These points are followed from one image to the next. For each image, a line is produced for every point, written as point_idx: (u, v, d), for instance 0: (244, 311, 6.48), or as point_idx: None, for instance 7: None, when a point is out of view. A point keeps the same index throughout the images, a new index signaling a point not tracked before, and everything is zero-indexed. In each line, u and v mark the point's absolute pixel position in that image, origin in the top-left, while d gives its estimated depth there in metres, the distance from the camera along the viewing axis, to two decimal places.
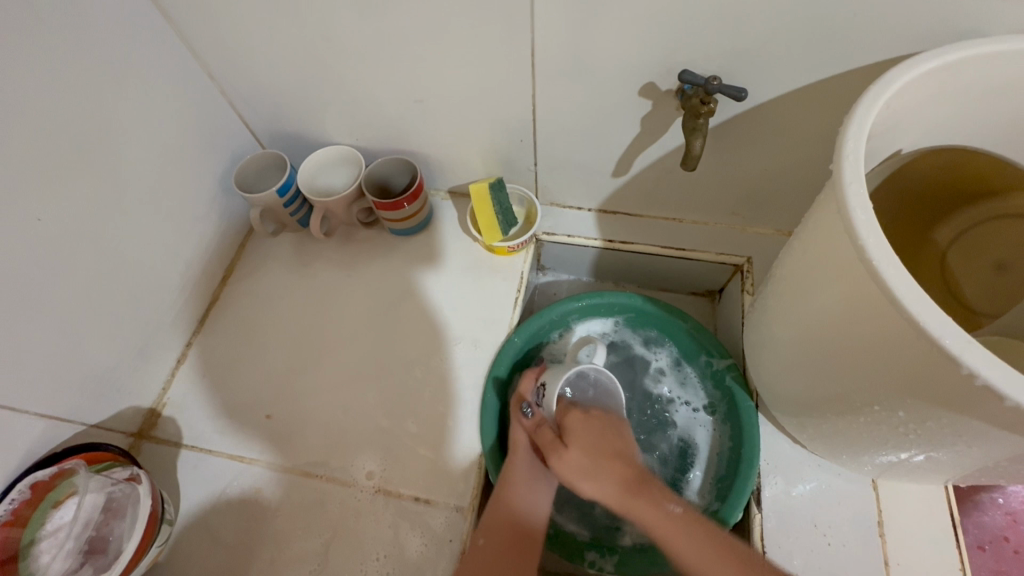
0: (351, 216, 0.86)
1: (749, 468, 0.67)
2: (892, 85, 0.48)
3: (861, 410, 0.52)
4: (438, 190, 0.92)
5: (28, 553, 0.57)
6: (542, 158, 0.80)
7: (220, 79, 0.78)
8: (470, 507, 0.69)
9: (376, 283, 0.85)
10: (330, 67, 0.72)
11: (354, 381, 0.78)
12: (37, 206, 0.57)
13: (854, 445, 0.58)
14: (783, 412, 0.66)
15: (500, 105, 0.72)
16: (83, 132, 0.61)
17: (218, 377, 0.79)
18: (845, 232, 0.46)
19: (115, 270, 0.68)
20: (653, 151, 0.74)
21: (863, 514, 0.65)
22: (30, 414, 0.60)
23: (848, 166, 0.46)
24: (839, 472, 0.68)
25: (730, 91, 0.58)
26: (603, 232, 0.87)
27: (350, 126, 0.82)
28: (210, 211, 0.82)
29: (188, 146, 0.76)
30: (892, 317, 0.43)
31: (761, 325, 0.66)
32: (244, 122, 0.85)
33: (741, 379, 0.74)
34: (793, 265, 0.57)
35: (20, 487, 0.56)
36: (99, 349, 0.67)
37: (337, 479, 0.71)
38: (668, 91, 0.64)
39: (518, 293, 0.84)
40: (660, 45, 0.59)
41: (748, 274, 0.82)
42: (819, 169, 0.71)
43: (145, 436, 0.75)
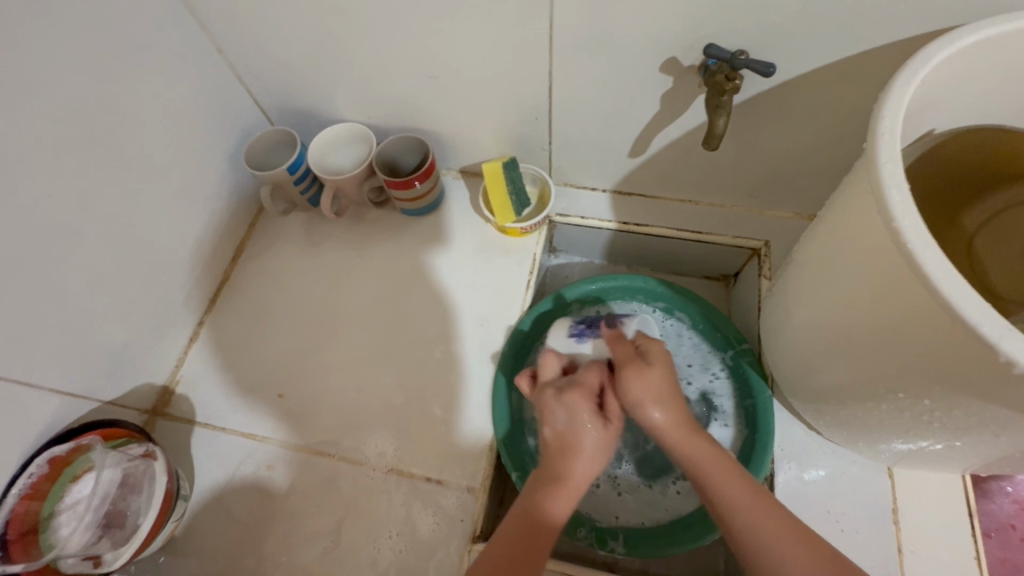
0: (361, 194, 0.85)
1: (764, 452, 0.67)
2: (930, 60, 0.46)
3: (883, 398, 0.51)
4: (450, 170, 0.90)
5: (47, 525, 0.58)
6: (557, 137, 0.78)
7: (228, 54, 0.76)
8: (481, 488, 0.69)
9: (387, 263, 0.84)
10: (341, 41, 0.70)
11: (365, 361, 0.78)
12: (46, 181, 0.56)
13: (873, 432, 0.57)
14: (799, 398, 0.65)
15: (516, 82, 0.70)
16: (93, 107, 0.60)
17: (230, 356, 0.79)
18: (878, 214, 0.44)
19: (127, 248, 0.67)
20: (673, 130, 0.72)
21: (877, 501, 0.65)
22: (46, 390, 0.60)
23: (884, 144, 0.44)
24: (853, 459, 0.67)
25: (757, 67, 0.55)
26: (618, 213, 0.86)
27: (361, 103, 0.80)
28: (220, 189, 0.81)
29: (197, 122, 0.74)
30: (927, 302, 0.41)
31: (781, 310, 0.65)
32: (254, 98, 0.83)
33: (756, 365, 0.73)
34: (818, 247, 0.55)
35: (37, 461, 0.57)
36: (112, 326, 0.67)
37: (349, 458, 0.72)
38: (690, 67, 0.62)
39: (530, 274, 0.82)
40: (684, 19, 0.57)
41: (766, 258, 0.80)
42: (844, 150, 0.69)
43: (159, 413, 0.76)
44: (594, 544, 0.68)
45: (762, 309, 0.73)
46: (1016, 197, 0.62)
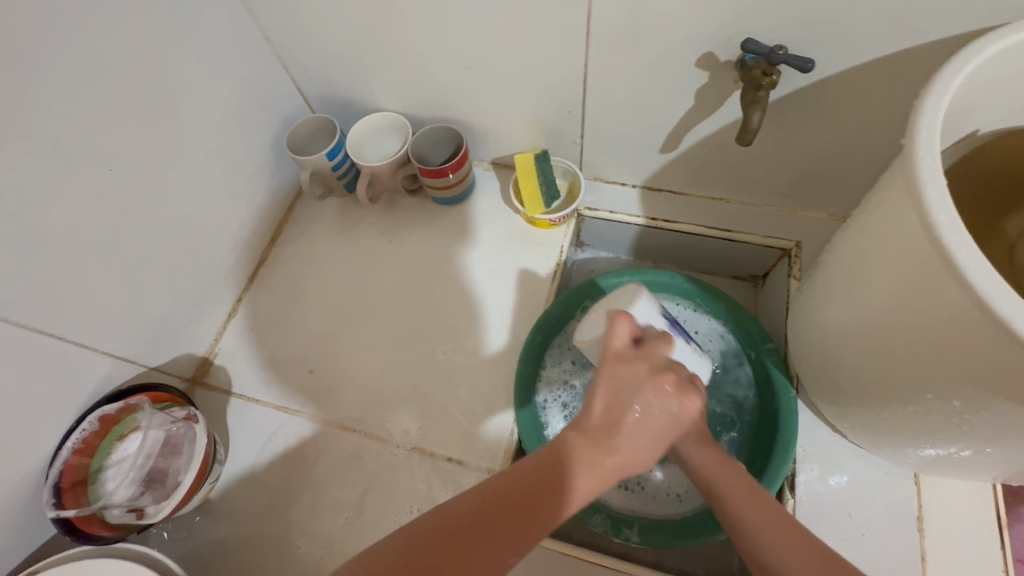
0: (395, 182, 0.88)
1: (785, 452, 0.66)
2: (974, 57, 0.45)
3: (912, 398, 0.51)
4: (481, 161, 0.92)
5: (96, 478, 0.63)
6: (589, 130, 0.79)
7: (275, 42, 0.79)
8: (501, 471, 0.71)
9: (418, 250, 0.87)
10: (382, 31, 0.72)
11: (393, 342, 0.80)
12: (107, 157, 0.60)
13: (900, 435, 0.57)
14: (825, 400, 0.65)
15: (550, 74, 0.71)
16: (151, 89, 0.64)
17: (265, 332, 0.83)
18: (913, 210, 0.44)
19: (176, 224, 0.71)
20: (706, 126, 0.72)
21: (901, 509, 0.64)
22: (98, 353, 0.65)
23: (922, 140, 0.43)
24: (879, 464, 0.66)
25: (795, 62, 0.54)
26: (647, 209, 0.86)
27: (398, 93, 0.83)
28: (262, 172, 0.85)
29: (243, 107, 0.78)
30: (959, 299, 0.41)
31: (811, 310, 0.64)
32: (297, 86, 0.87)
33: (781, 365, 0.72)
34: (850, 245, 0.55)
35: (89, 418, 0.61)
36: (159, 297, 0.71)
37: (374, 434, 0.74)
38: (727, 62, 0.62)
39: (557, 266, 0.84)
40: (721, 14, 0.57)
41: (796, 260, 0.79)
42: (881, 151, 0.68)
43: (198, 382, 0.79)
44: (609, 531, 0.68)
45: (791, 310, 0.72)
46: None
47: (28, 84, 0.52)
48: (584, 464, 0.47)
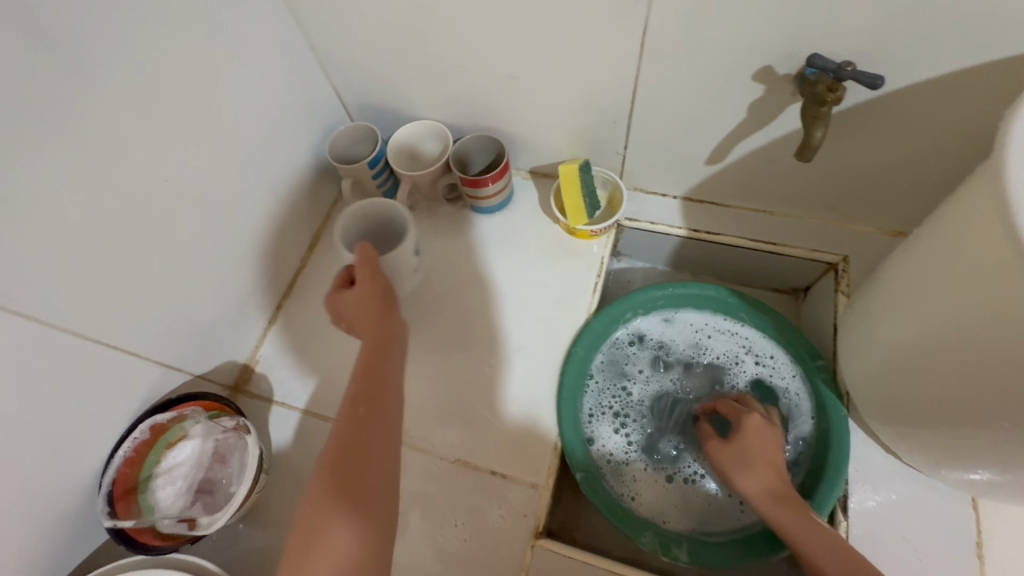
0: (435, 191, 0.88)
1: (837, 473, 0.65)
2: None
3: (988, 425, 0.49)
4: (520, 169, 0.92)
5: (146, 487, 0.63)
6: (633, 141, 0.78)
7: (319, 50, 0.79)
8: (546, 485, 0.70)
9: (456, 259, 0.86)
10: (428, 40, 0.72)
11: (434, 352, 0.80)
12: (161, 167, 0.61)
13: (964, 460, 0.55)
14: (879, 422, 0.63)
15: (597, 85, 0.71)
16: (201, 98, 0.64)
17: (305, 340, 0.83)
18: (1007, 236, 0.43)
19: (222, 232, 0.72)
20: (756, 139, 0.71)
21: (959, 534, 0.62)
22: (148, 361, 0.65)
23: (1015, 163, 0.42)
24: (935, 487, 0.64)
25: (865, 79, 0.53)
26: (688, 220, 0.85)
27: (440, 102, 0.82)
28: (304, 180, 0.85)
29: (287, 115, 0.78)
30: None
31: (867, 329, 0.63)
32: (338, 94, 0.87)
33: (831, 382, 0.71)
34: (928, 267, 0.54)
35: (142, 427, 0.61)
36: (204, 305, 0.71)
37: (416, 446, 0.74)
38: (785, 75, 0.61)
39: (597, 277, 0.83)
40: (782, 28, 0.56)
41: (844, 274, 0.78)
42: (940, 166, 0.66)
43: (240, 389, 0.80)
44: (658, 550, 0.67)
45: (842, 327, 0.71)
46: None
47: (88, 94, 0.52)
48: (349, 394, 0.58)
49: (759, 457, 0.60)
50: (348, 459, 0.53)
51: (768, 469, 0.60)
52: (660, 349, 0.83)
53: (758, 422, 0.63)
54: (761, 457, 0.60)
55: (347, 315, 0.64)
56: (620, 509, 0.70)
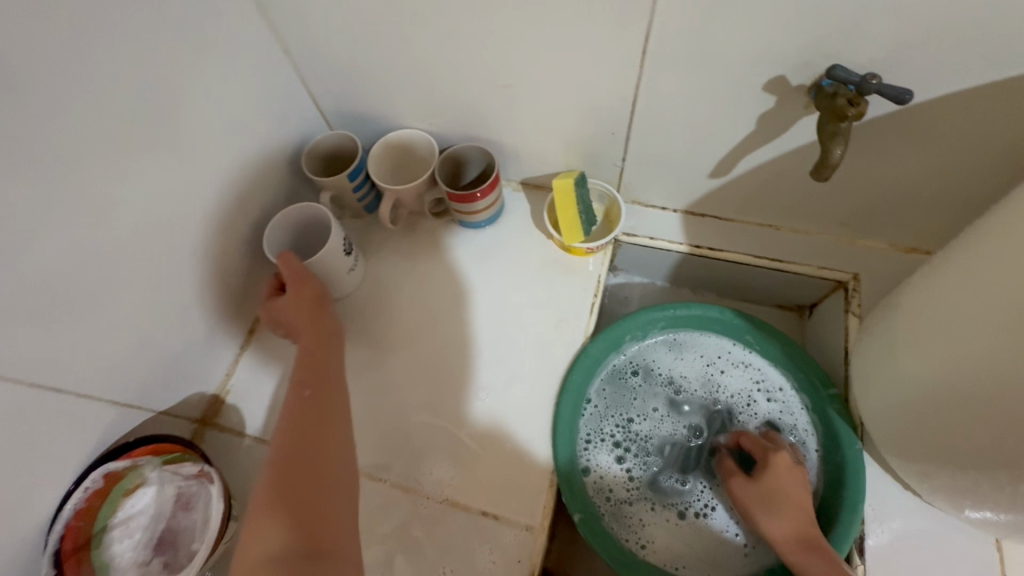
0: (421, 205, 0.82)
1: (853, 512, 0.61)
2: None
3: (1022, 475, 0.45)
4: (511, 181, 0.86)
5: (100, 541, 0.57)
6: (632, 153, 0.73)
7: (294, 55, 0.73)
8: (542, 527, 0.65)
9: (443, 278, 0.81)
10: (412, 45, 0.66)
11: (421, 380, 0.74)
12: (113, 188, 0.54)
13: (995, 506, 0.51)
14: (902, 459, 0.59)
15: (596, 94, 0.65)
16: (161, 110, 0.58)
17: (280, 368, 0.77)
18: None
19: (187, 256, 0.65)
20: (766, 152, 0.66)
21: (983, 574, 0.58)
22: (103, 402, 0.59)
23: None
24: (957, 526, 0.61)
25: (891, 92, 0.48)
26: (690, 235, 0.80)
27: (426, 110, 0.77)
28: (278, 194, 0.79)
29: (258, 126, 0.72)
30: None
31: (888, 361, 0.59)
32: (314, 101, 0.81)
33: (845, 413, 0.67)
34: (963, 298, 0.49)
35: (93, 476, 0.55)
36: (168, 336, 0.65)
37: (400, 485, 0.68)
38: (800, 86, 0.56)
39: (594, 297, 0.78)
40: (801, 36, 0.51)
41: (855, 294, 0.74)
42: (964, 182, 0.62)
43: (209, 423, 0.73)
44: None
45: (856, 353, 0.67)
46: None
47: (25, 109, 0.45)
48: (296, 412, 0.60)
49: (785, 499, 0.60)
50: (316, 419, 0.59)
51: (796, 513, 0.59)
52: (672, 385, 0.77)
53: (787, 461, 0.63)
54: (787, 498, 0.60)
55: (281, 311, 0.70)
56: (621, 552, 0.65)
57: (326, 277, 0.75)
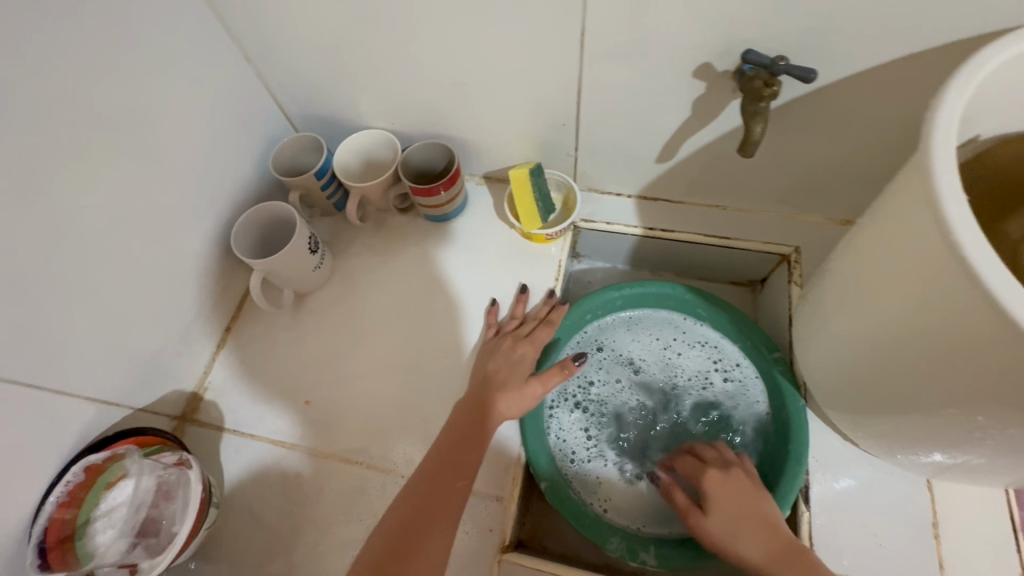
0: (386, 201, 0.85)
1: (798, 464, 0.66)
2: (990, 60, 0.44)
3: (930, 411, 0.49)
4: (473, 175, 0.90)
5: (83, 532, 0.59)
6: (583, 142, 0.77)
7: (255, 61, 0.76)
8: (511, 497, 0.68)
9: (411, 270, 0.85)
10: (367, 48, 0.70)
11: (393, 367, 0.78)
12: (82, 192, 0.57)
13: (915, 445, 0.56)
14: (836, 410, 0.63)
15: (544, 88, 0.70)
16: (126, 117, 0.60)
17: (257, 362, 0.80)
18: (931, 226, 0.43)
19: (159, 257, 0.68)
20: (704, 135, 0.71)
21: (916, 515, 0.63)
22: (82, 399, 0.61)
23: (939, 148, 0.42)
24: (891, 471, 0.66)
25: (798, 73, 0.53)
26: (643, 219, 0.85)
27: (386, 110, 0.80)
28: (248, 196, 0.82)
29: (225, 131, 0.75)
30: (984, 320, 0.40)
31: (816, 320, 0.63)
32: (279, 105, 0.84)
33: (788, 374, 0.72)
34: (859, 258, 0.54)
35: (74, 469, 0.57)
36: (143, 335, 0.68)
37: (377, 466, 0.72)
38: (725, 71, 0.61)
39: (556, 281, 0.82)
40: (719, 25, 0.56)
41: (796, 265, 0.79)
42: (884, 155, 0.67)
43: (188, 419, 0.76)
44: (626, 555, 0.67)
45: (796, 317, 0.71)
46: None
47: None
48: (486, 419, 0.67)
49: (742, 523, 0.59)
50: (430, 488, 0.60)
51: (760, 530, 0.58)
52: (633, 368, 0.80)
53: (717, 476, 0.63)
54: (742, 518, 0.59)
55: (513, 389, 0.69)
56: (587, 517, 0.69)
57: (292, 274, 0.78)
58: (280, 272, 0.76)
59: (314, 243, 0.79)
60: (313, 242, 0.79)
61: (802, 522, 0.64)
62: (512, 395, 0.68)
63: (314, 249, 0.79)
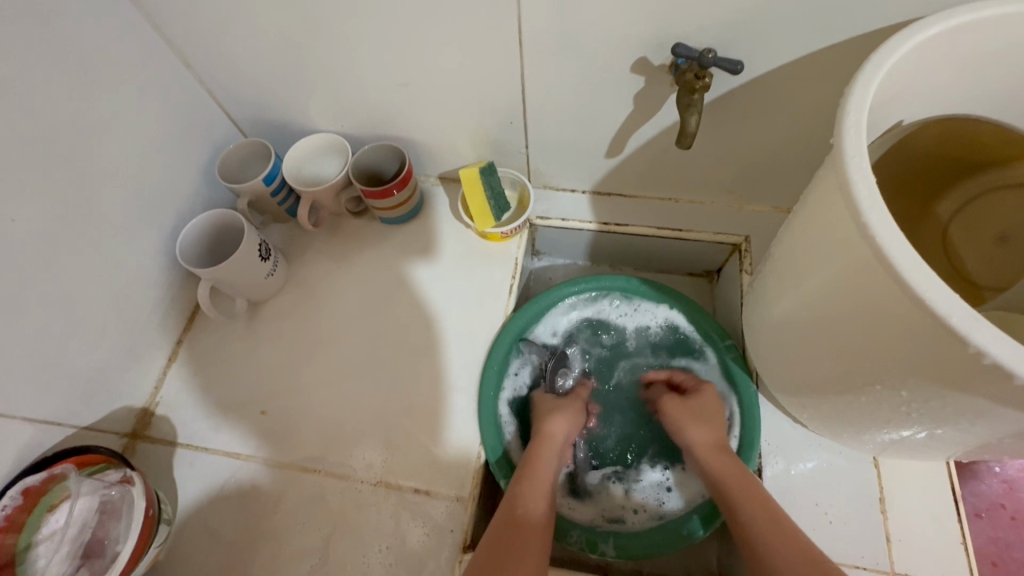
0: (339, 205, 0.85)
1: (749, 449, 0.67)
2: (894, 52, 0.47)
3: (862, 389, 0.51)
4: (428, 176, 0.90)
5: (24, 558, 0.57)
6: (533, 140, 0.78)
7: (196, 67, 0.75)
8: (471, 497, 0.69)
9: (367, 273, 0.84)
10: (308, 51, 0.69)
11: (350, 372, 0.77)
12: (7, 205, 0.55)
13: (855, 423, 0.58)
14: (782, 393, 0.65)
15: (488, 86, 0.70)
16: (55, 125, 0.59)
17: (211, 374, 0.78)
18: (847, 210, 0.44)
19: (98, 271, 0.66)
20: (649, 129, 0.72)
21: (864, 492, 0.65)
22: (19, 420, 0.59)
23: (851, 138, 0.44)
24: (839, 451, 0.67)
25: (725, 65, 0.55)
26: (598, 214, 0.86)
27: (334, 113, 0.79)
28: (195, 205, 0.80)
29: (167, 139, 0.73)
30: (897, 298, 0.41)
31: (759, 306, 0.65)
32: (225, 111, 0.82)
33: (740, 361, 0.74)
34: (792, 244, 0.55)
35: (11, 493, 0.56)
36: (84, 351, 0.66)
37: (336, 472, 0.71)
38: (662, 65, 0.62)
39: (513, 279, 0.82)
40: (651, 19, 0.57)
41: (746, 254, 0.80)
42: (820, 144, 0.69)
43: (139, 436, 0.74)
44: (585, 548, 0.68)
45: (744, 306, 0.73)
46: (1003, 178, 0.62)
47: None
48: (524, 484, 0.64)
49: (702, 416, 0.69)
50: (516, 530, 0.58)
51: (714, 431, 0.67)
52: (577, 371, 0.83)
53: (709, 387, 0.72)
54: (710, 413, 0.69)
55: (555, 409, 0.73)
56: None
57: (244, 282, 0.77)
58: (231, 281, 0.75)
59: (265, 249, 0.77)
60: (263, 248, 0.77)
61: None
62: (559, 421, 0.71)
63: (265, 255, 0.77)
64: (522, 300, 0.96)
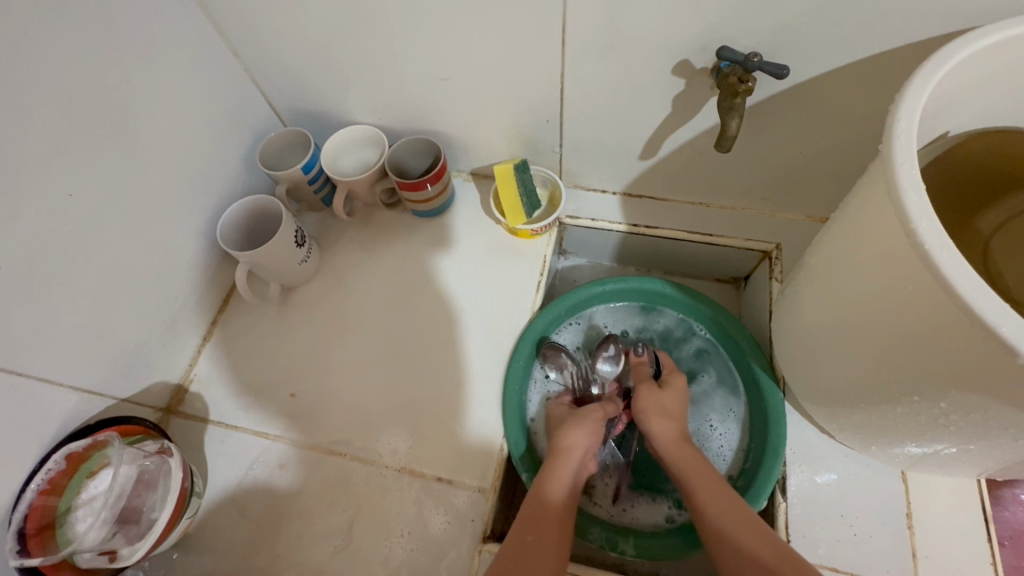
0: (373, 196, 0.86)
1: (775, 455, 0.67)
2: (948, 61, 0.46)
3: (898, 400, 0.51)
4: (461, 172, 0.91)
5: (64, 520, 0.59)
6: (567, 139, 0.78)
7: (244, 57, 0.77)
8: (492, 489, 0.69)
9: (398, 264, 0.85)
10: (354, 43, 0.71)
11: (377, 360, 0.79)
12: (68, 180, 0.58)
13: (887, 435, 0.57)
14: (811, 401, 0.65)
15: (528, 84, 0.71)
16: (113, 107, 0.61)
17: (243, 354, 0.80)
18: (894, 218, 0.44)
19: (144, 249, 0.68)
20: (685, 132, 0.72)
21: (890, 506, 0.64)
22: (66, 387, 0.61)
23: (901, 145, 0.44)
24: (867, 463, 0.67)
25: (770, 69, 0.55)
26: (628, 215, 0.86)
27: (374, 106, 0.81)
28: (237, 190, 0.82)
29: (214, 125, 0.76)
30: (944, 307, 0.41)
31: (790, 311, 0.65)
32: (268, 100, 0.85)
33: (768, 368, 0.73)
34: (830, 251, 0.55)
35: (55, 457, 0.58)
36: (127, 325, 0.68)
37: (361, 457, 0.72)
38: (703, 68, 0.62)
39: (540, 276, 0.83)
40: (696, 22, 0.57)
41: (777, 261, 0.80)
42: (858, 153, 0.69)
43: (173, 410, 0.76)
44: (605, 546, 0.68)
45: (774, 312, 0.73)
46: None
47: None
48: (550, 470, 0.66)
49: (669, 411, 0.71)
50: (537, 514, 0.62)
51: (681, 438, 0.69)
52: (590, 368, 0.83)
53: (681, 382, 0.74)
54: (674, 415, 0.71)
55: (576, 420, 0.72)
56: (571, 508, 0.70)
57: (280, 267, 0.79)
58: (266, 265, 0.76)
59: (300, 236, 0.79)
60: (299, 235, 0.79)
61: (778, 513, 0.65)
62: (581, 428, 0.71)
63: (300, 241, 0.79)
64: (547, 299, 0.97)
